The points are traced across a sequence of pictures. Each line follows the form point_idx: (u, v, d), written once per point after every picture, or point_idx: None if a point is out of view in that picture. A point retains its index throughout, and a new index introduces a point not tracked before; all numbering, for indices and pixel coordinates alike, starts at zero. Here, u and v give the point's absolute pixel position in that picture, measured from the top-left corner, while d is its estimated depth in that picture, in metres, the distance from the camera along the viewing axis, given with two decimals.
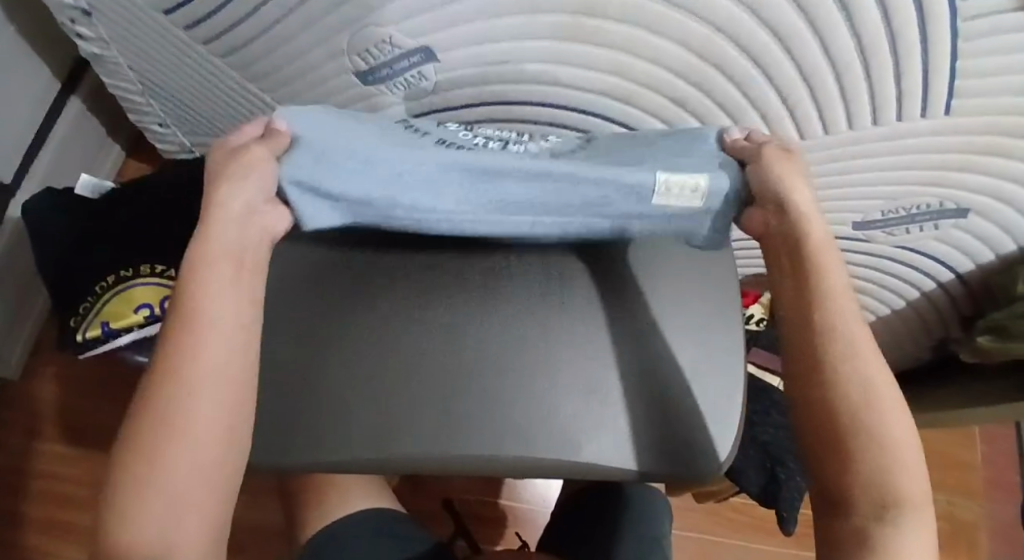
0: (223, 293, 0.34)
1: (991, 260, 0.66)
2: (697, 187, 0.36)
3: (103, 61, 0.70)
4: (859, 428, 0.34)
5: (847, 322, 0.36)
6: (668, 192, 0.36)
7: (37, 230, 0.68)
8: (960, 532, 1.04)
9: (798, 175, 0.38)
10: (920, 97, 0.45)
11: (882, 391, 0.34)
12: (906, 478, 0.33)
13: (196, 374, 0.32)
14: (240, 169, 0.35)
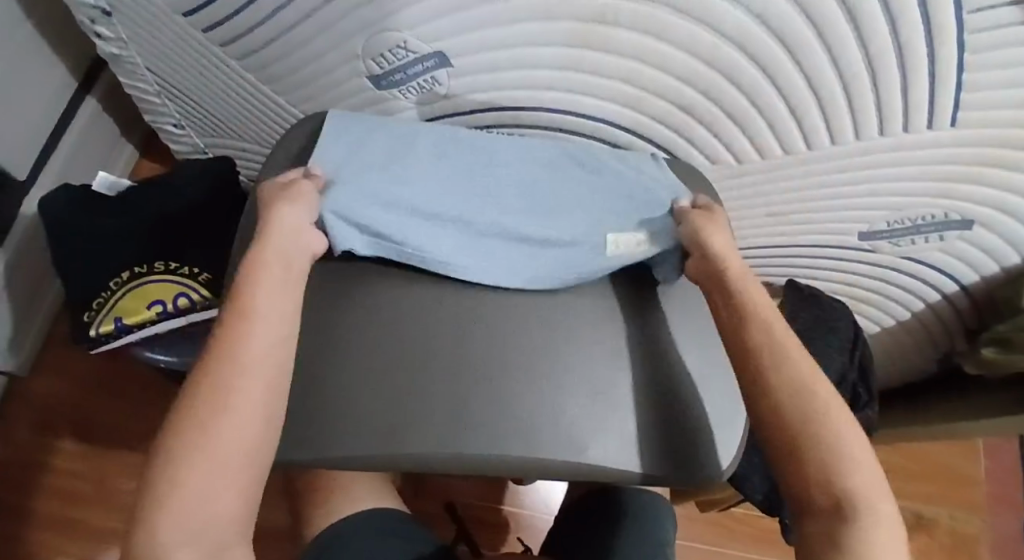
0: (274, 294, 0.37)
1: (995, 271, 0.66)
2: (641, 239, 0.45)
3: (121, 61, 0.71)
4: (808, 436, 0.36)
5: (782, 341, 0.39)
6: (617, 245, 0.45)
7: (51, 224, 0.69)
8: (964, 546, 1.04)
9: (718, 226, 0.43)
10: (926, 108, 0.45)
11: (828, 402, 0.37)
12: (857, 479, 0.35)
13: (250, 360, 0.34)
14: (290, 196, 0.40)
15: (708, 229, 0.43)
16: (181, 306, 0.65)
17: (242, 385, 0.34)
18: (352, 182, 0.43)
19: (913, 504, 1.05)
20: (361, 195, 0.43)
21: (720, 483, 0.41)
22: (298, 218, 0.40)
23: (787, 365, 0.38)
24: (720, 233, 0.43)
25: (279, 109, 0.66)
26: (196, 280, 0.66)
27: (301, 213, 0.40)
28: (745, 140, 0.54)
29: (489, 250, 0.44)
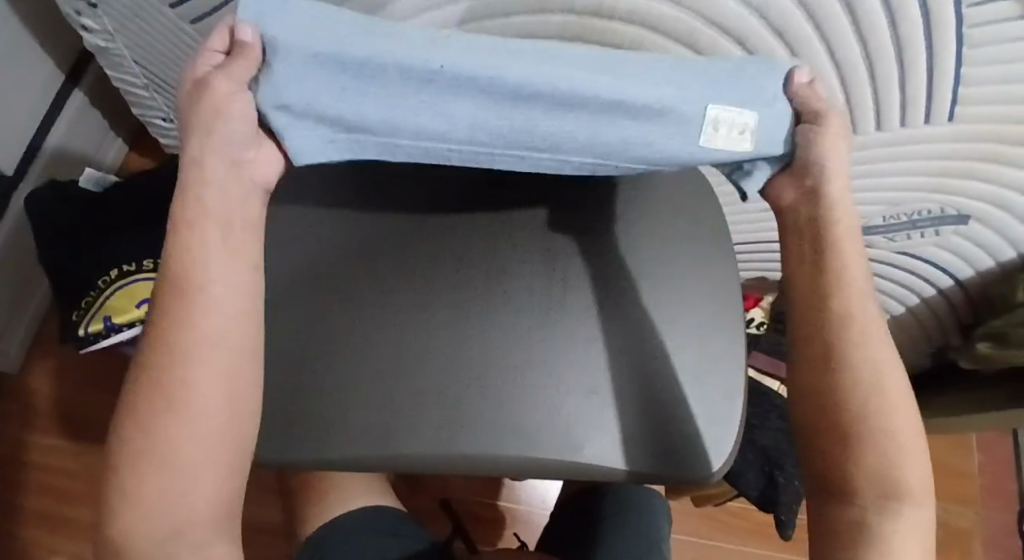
0: (212, 261, 0.32)
1: (991, 266, 0.66)
2: (744, 125, 0.31)
3: (108, 54, 0.70)
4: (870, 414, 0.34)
5: (858, 312, 0.35)
6: (715, 131, 0.30)
7: (36, 217, 0.68)
8: (955, 539, 1.05)
9: (840, 148, 0.35)
10: (923, 102, 0.45)
11: (888, 381, 0.34)
12: (908, 463, 0.34)
13: (187, 351, 0.31)
14: (209, 114, 0.31)
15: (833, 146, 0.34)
16: None
17: (183, 380, 0.31)
18: (291, 54, 0.28)
19: None
20: (310, 69, 0.28)
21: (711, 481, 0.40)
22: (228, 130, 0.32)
23: (866, 345, 0.35)
24: (838, 151, 0.35)
25: None
26: None
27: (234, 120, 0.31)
28: None
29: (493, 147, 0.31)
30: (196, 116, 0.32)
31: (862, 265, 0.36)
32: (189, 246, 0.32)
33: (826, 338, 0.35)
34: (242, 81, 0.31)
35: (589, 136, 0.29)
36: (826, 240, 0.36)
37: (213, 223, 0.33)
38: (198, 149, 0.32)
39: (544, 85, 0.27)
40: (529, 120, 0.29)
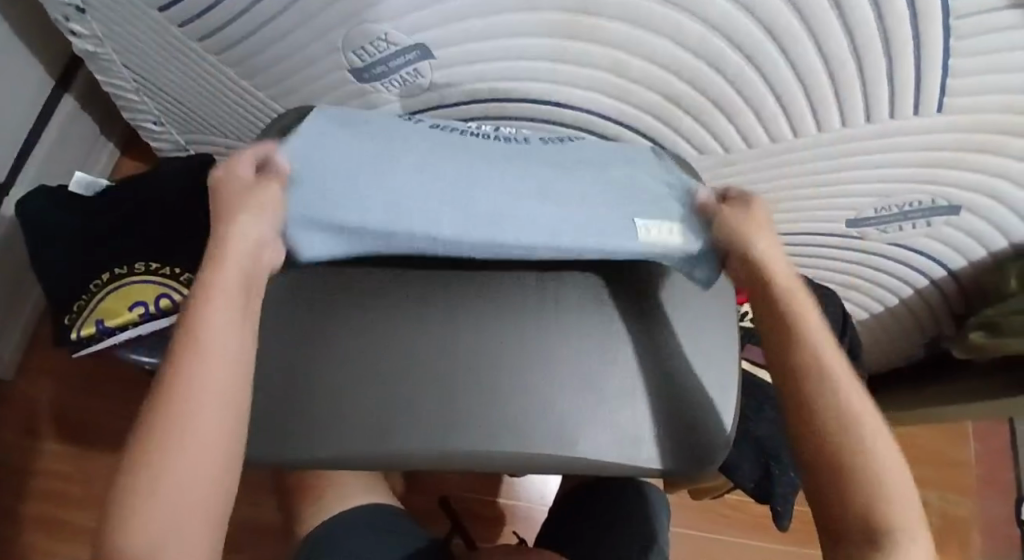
0: (219, 305, 0.34)
1: (983, 256, 0.66)
2: (670, 229, 0.41)
3: (97, 59, 0.70)
4: (852, 444, 0.37)
5: (829, 362, 0.38)
6: (651, 231, 0.40)
7: (31, 221, 0.68)
8: (953, 528, 1.05)
9: (763, 227, 0.42)
10: (912, 94, 0.45)
11: (865, 422, 0.37)
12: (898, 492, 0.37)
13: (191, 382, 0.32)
14: (248, 201, 0.37)
15: (753, 219, 0.42)
16: (164, 307, 0.63)
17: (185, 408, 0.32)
18: (313, 172, 0.39)
19: None
20: (325, 182, 0.38)
21: (714, 467, 0.41)
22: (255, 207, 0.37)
23: (834, 386, 0.38)
24: (764, 224, 0.42)
25: (260, 104, 0.65)
26: (178, 280, 0.65)
27: (262, 207, 0.37)
28: (733, 128, 0.54)
29: (485, 227, 0.38)
30: (233, 202, 0.37)
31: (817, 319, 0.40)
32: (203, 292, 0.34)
33: (803, 389, 0.38)
34: (279, 175, 0.38)
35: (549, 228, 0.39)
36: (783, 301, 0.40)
37: (228, 274, 0.35)
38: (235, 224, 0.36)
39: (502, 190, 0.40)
40: (499, 213, 0.39)
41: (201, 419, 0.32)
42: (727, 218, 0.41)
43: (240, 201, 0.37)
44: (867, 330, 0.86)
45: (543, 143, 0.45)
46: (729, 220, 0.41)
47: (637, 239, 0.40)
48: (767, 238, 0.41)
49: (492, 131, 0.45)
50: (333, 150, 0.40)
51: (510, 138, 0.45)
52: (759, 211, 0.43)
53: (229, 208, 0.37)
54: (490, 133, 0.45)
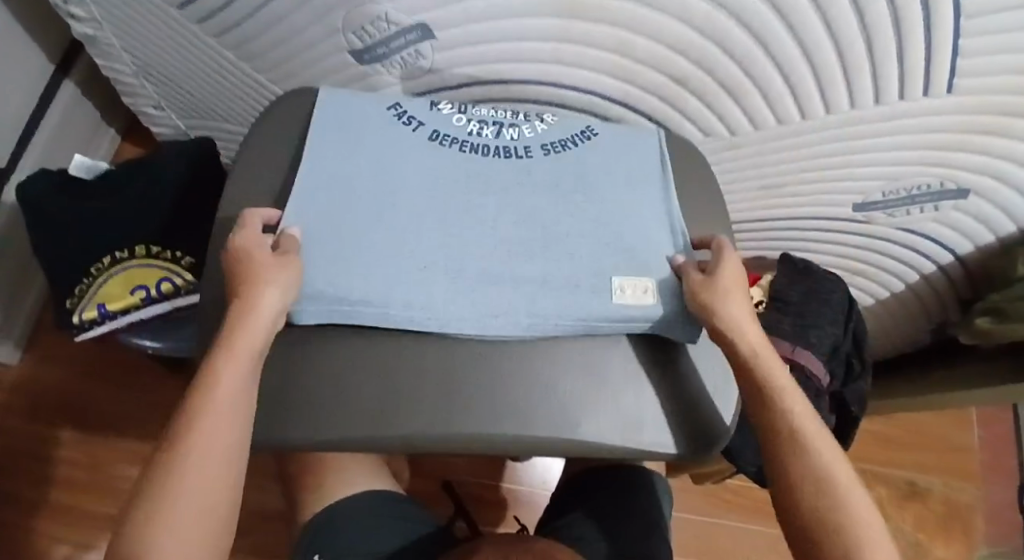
0: (237, 363, 0.34)
1: (990, 241, 0.66)
2: (647, 287, 0.41)
3: (96, 42, 0.69)
4: (814, 497, 0.39)
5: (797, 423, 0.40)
6: (624, 292, 0.41)
7: (31, 210, 0.67)
8: (956, 514, 1.05)
9: (738, 292, 0.41)
10: (921, 75, 0.44)
11: (834, 480, 0.39)
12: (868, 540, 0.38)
13: (204, 441, 0.33)
14: (266, 271, 0.36)
15: (723, 286, 0.40)
16: (165, 291, 0.64)
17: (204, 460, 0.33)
18: (318, 242, 0.40)
19: (908, 473, 1.06)
20: (330, 253, 0.40)
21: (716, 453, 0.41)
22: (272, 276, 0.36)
23: (800, 446, 0.40)
24: (738, 290, 0.41)
25: (260, 88, 0.64)
26: (179, 264, 0.65)
27: (274, 280, 0.36)
28: (740, 111, 0.53)
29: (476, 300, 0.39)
30: (252, 273, 0.36)
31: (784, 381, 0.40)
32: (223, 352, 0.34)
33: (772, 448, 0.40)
34: (289, 241, 0.39)
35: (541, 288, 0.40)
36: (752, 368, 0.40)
37: (247, 335, 0.35)
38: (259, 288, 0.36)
39: (499, 263, 0.41)
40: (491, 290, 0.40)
41: (210, 469, 0.33)
42: (693, 284, 0.40)
43: (259, 270, 0.36)
44: (871, 315, 0.86)
45: (544, 155, 0.46)
46: (699, 288, 0.40)
47: (612, 302, 0.40)
48: (737, 307, 0.40)
49: (493, 137, 0.46)
50: (332, 215, 0.41)
51: (511, 148, 0.45)
52: (735, 279, 0.41)
53: (241, 276, 0.37)
54: (490, 139, 0.46)
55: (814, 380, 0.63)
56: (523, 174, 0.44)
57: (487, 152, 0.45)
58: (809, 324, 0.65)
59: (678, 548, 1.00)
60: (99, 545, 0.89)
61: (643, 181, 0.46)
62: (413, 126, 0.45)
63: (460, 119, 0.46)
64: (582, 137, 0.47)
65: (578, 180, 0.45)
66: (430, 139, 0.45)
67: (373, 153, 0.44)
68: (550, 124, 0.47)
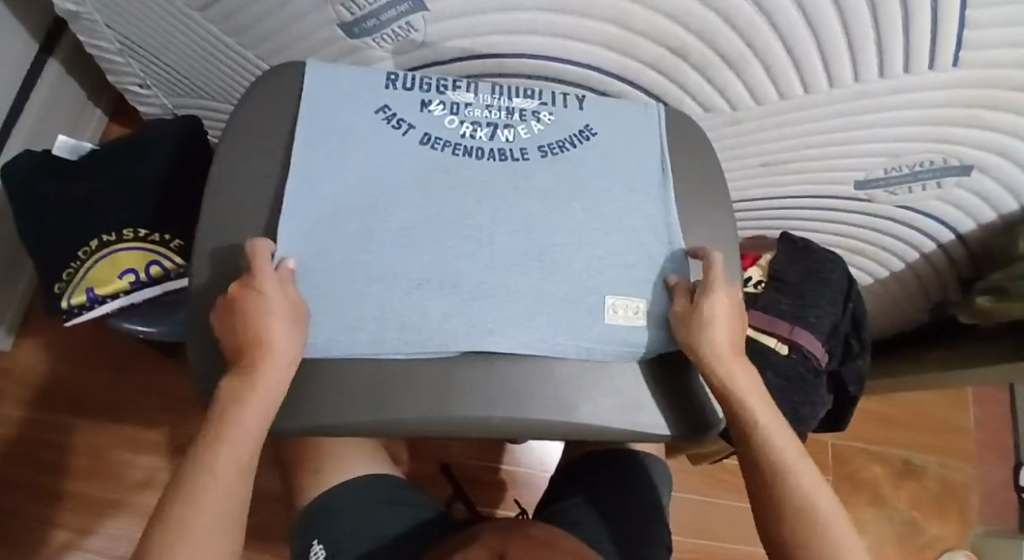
0: (257, 403, 0.35)
1: (992, 218, 0.65)
2: (640, 307, 0.40)
3: (79, 19, 0.67)
4: (785, 502, 0.42)
5: (778, 444, 0.42)
6: (617, 312, 0.39)
7: (18, 192, 0.66)
8: (951, 492, 1.06)
9: (723, 321, 0.39)
10: (928, 48, 0.43)
11: (812, 490, 0.42)
12: (837, 541, 0.41)
13: (224, 454, 0.36)
14: (279, 307, 0.35)
15: (711, 315, 0.38)
16: (155, 275, 0.63)
17: (223, 471, 0.36)
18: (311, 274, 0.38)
19: (904, 452, 1.07)
20: (322, 277, 0.38)
21: (711, 435, 0.42)
22: (281, 322, 0.35)
23: (781, 462, 0.42)
24: (725, 317, 0.39)
25: (248, 65, 0.62)
26: (168, 247, 0.64)
27: (284, 327, 0.35)
28: (742, 85, 0.52)
29: (473, 314, 0.37)
30: (258, 319, 0.34)
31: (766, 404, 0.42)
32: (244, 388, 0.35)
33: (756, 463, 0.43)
34: (286, 268, 0.37)
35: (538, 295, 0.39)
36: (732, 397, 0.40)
37: (266, 381, 0.34)
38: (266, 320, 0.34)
39: (493, 264, 0.39)
40: (480, 309, 0.38)
41: (229, 478, 0.37)
42: (680, 313, 0.39)
43: (268, 318, 0.34)
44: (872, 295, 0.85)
45: (541, 157, 0.43)
46: (686, 317, 0.38)
47: (604, 321, 0.38)
48: (722, 334, 0.39)
49: (487, 139, 0.43)
50: (317, 229, 0.39)
51: (506, 151, 0.43)
52: (724, 305, 0.39)
53: (246, 312, 0.35)
54: (485, 141, 0.43)
55: (812, 358, 0.62)
56: (518, 179, 0.42)
57: (481, 155, 0.42)
58: (809, 303, 0.64)
59: (676, 527, 1.00)
60: (97, 529, 0.89)
61: (645, 194, 0.43)
62: (402, 129, 0.43)
63: (453, 120, 0.43)
64: (581, 138, 0.44)
65: (572, 188, 0.42)
66: (421, 143, 0.42)
67: (359, 161, 0.41)
68: (548, 124, 0.44)
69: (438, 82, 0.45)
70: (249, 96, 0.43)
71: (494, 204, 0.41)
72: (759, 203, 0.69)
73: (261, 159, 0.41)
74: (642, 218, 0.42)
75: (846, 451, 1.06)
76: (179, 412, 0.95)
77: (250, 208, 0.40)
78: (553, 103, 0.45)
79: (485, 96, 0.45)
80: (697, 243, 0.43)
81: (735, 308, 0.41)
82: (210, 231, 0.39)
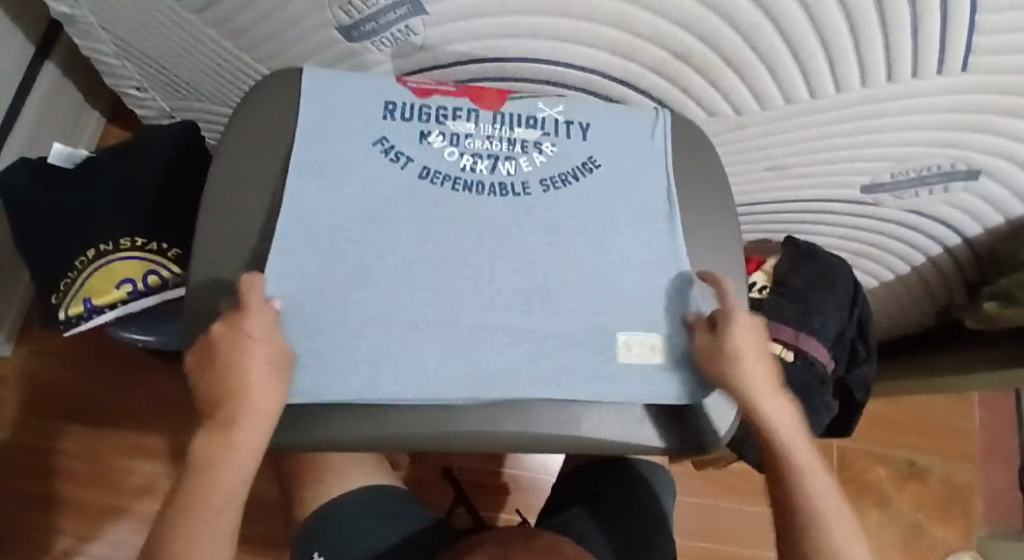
0: (245, 434, 0.35)
1: (999, 222, 0.64)
2: (655, 342, 0.39)
3: (75, 22, 0.66)
4: (790, 494, 0.44)
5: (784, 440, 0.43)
6: (630, 350, 0.38)
7: (16, 201, 0.65)
8: (957, 495, 1.05)
9: (750, 344, 0.39)
10: (936, 53, 0.42)
11: (813, 473, 0.44)
12: (834, 533, 0.44)
13: (220, 474, 0.37)
14: (265, 351, 0.35)
15: (736, 346, 0.38)
16: (153, 284, 0.61)
17: (216, 499, 0.38)
18: (305, 313, 0.37)
19: (908, 454, 1.06)
20: (320, 311, 0.37)
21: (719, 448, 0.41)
22: (264, 375, 0.34)
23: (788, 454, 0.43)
24: (749, 345, 0.39)
25: (246, 68, 0.62)
26: (167, 255, 0.63)
27: (265, 379, 0.34)
28: (747, 88, 0.51)
29: (477, 349, 0.37)
30: (242, 363, 0.34)
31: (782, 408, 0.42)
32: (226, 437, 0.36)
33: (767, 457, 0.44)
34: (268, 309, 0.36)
35: (540, 314, 0.38)
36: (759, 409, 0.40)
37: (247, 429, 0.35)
38: (249, 361, 0.34)
39: (491, 284, 0.39)
40: (479, 336, 0.37)
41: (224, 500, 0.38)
42: (705, 349, 0.38)
43: (253, 374, 0.34)
44: (877, 300, 0.84)
45: (543, 192, 0.42)
46: (712, 352, 0.38)
47: (616, 361, 0.38)
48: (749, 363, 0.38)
49: (488, 173, 0.42)
50: (316, 263, 0.38)
51: (507, 185, 0.42)
52: (746, 332, 0.39)
53: (228, 353, 0.35)
54: (485, 175, 0.42)
55: (818, 365, 0.62)
56: (519, 214, 0.41)
57: (481, 190, 0.42)
58: (814, 310, 0.63)
59: (679, 531, 0.99)
60: (100, 535, 0.89)
61: (648, 223, 0.42)
62: (401, 163, 0.42)
63: (453, 152, 0.42)
64: (585, 170, 0.43)
65: (575, 212, 0.42)
66: (419, 177, 0.41)
67: (357, 188, 0.41)
68: (549, 155, 0.43)
69: (439, 110, 0.43)
70: (239, 114, 0.42)
71: (496, 223, 0.41)
72: (762, 207, 0.68)
73: (256, 182, 0.40)
74: (645, 228, 0.42)
75: (850, 453, 1.05)
76: (178, 417, 0.94)
77: (246, 236, 0.39)
78: (556, 132, 0.44)
79: (486, 125, 0.44)
80: (698, 263, 0.42)
81: (756, 334, 0.40)
82: (204, 257, 0.38)
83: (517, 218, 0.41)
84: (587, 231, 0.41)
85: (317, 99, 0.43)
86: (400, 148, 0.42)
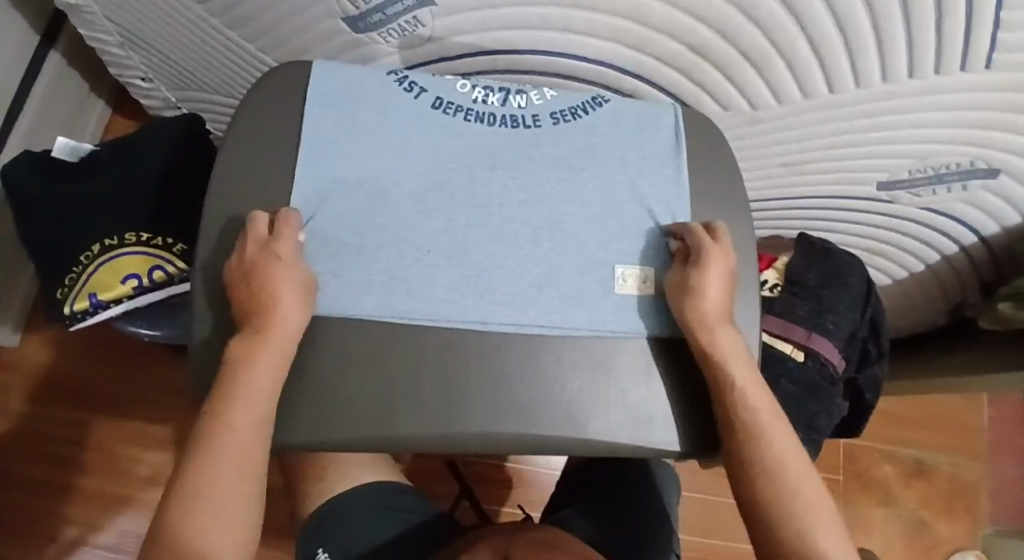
0: (262, 368, 0.33)
1: (1017, 222, 0.62)
2: (648, 276, 0.39)
3: (78, 11, 0.65)
4: (747, 457, 0.37)
5: (748, 397, 0.36)
6: (626, 282, 0.39)
7: (17, 196, 0.65)
8: (963, 493, 1.04)
9: (718, 282, 0.37)
10: (960, 49, 0.41)
11: (773, 431, 0.38)
12: (801, 486, 0.38)
13: (237, 411, 0.33)
14: (261, 274, 0.35)
15: (702, 278, 0.37)
16: (158, 280, 0.62)
17: (232, 445, 0.33)
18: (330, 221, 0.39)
19: (915, 452, 1.05)
20: (345, 222, 0.39)
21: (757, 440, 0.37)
22: (294, 298, 0.35)
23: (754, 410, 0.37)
24: (720, 283, 0.37)
25: (250, 58, 0.61)
26: (170, 250, 0.63)
27: (295, 303, 0.35)
28: (763, 83, 0.50)
29: (477, 346, 0.36)
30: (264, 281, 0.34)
31: (746, 360, 0.37)
32: (246, 363, 0.33)
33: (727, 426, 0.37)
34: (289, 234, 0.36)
35: (543, 310, 0.37)
36: (716, 360, 0.36)
37: (258, 373, 0.33)
38: (270, 280, 0.34)
39: (501, 221, 0.39)
40: (487, 258, 0.38)
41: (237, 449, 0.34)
42: (672, 280, 0.38)
43: (273, 288, 0.34)
44: (888, 296, 0.83)
45: (553, 124, 0.42)
46: (679, 286, 0.38)
47: (615, 293, 0.39)
48: (717, 301, 0.37)
49: (499, 105, 0.42)
50: (325, 188, 0.39)
51: (518, 118, 0.42)
52: (722, 268, 0.38)
53: (254, 275, 0.35)
54: (497, 107, 0.42)
55: (828, 366, 0.61)
56: (529, 146, 0.41)
57: (493, 121, 0.42)
58: (827, 309, 0.62)
59: (682, 525, 0.99)
60: (107, 524, 0.89)
61: (660, 161, 0.42)
62: (414, 93, 0.42)
63: (465, 85, 0.43)
64: (595, 104, 0.44)
65: (584, 146, 0.42)
66: (433, 107, 0.42)
67: (367, 177, 0.40)
68: (559, 91, 0.44)
69: None
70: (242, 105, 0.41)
71: (507, 153, 0.41)
72: (773, 203, 0.67)
73: (271, 118, 0.41)
74: (658, 211, 0.41)
75: (857, 450, 1.04)
76: (183, 407, 0.94)
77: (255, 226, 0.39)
78: None
79: None
80: None
81: (730, 272, 0.38)
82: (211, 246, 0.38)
83: (526, 210, 0.40)
84: (605, 168, 0.42)
85: (325, 65, 0.43)
86: (410, 129, 0.41)
